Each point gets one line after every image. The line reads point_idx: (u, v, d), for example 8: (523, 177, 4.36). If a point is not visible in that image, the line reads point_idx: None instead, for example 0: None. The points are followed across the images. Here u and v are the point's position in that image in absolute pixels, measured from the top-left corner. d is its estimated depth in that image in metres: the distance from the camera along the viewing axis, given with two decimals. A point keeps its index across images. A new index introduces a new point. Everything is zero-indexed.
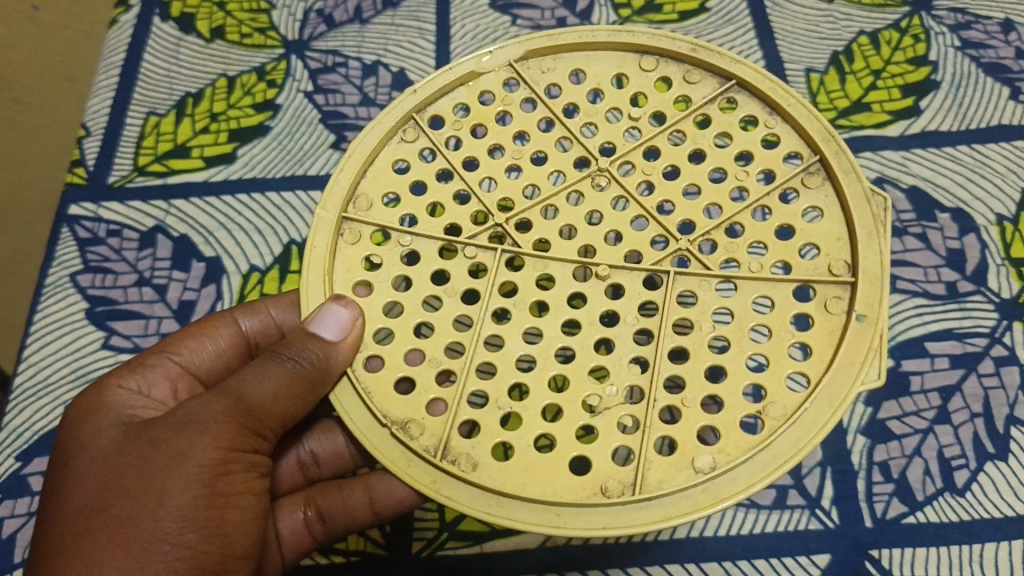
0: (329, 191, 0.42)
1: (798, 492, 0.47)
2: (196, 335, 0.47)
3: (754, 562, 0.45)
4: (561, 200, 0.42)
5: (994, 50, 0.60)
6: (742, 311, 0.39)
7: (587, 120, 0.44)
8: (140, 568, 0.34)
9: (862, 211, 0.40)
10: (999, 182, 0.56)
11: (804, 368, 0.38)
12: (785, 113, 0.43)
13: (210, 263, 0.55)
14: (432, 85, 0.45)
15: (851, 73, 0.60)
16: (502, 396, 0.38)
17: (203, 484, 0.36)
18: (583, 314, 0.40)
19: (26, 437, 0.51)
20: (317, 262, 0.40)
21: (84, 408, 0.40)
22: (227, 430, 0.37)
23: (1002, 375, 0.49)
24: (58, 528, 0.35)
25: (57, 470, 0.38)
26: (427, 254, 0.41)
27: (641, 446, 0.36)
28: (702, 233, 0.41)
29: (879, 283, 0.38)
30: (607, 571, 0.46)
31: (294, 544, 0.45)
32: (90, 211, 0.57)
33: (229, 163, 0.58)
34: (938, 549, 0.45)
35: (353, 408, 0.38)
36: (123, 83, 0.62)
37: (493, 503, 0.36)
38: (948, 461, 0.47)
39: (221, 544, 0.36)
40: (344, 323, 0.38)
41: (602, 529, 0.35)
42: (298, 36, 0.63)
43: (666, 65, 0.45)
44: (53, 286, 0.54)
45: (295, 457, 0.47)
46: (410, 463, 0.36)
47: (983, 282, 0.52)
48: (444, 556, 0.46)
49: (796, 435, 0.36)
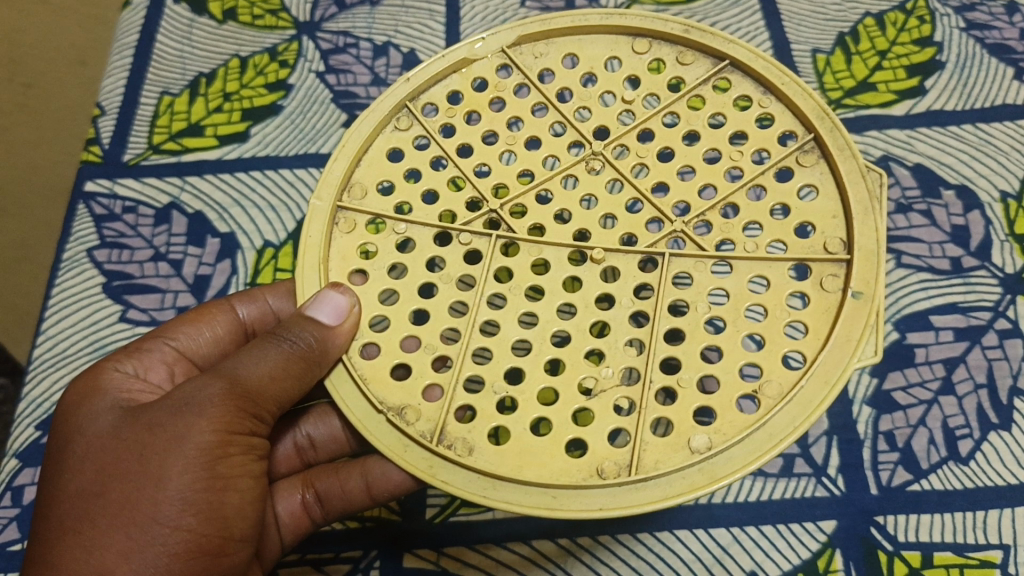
0: (324, 180, 0.43)
1: (804, 460, 0.47)
2: (193, 322, 0.47)
3: (761, 528, 0.46)
4: (556, 184, 0.43)
5: (998, 31, 0.61)
6: (737, 291, 0.40)
7: (581, 104, 0.45)
8: (140, 552, 0.35)
9: (857, 186, 0.40)
10: (1003, 160, 0.56)
11: (800, 346, 0.38)
12: (779, 93, 0.43)
13: (224, 239, 0.56)
14: (424, 73, 0.45)
15: (857, 53, 0.60)
16: (498, 380, 0.39)
17: (201, 467, 0.36)
18: (579, 298, 0.40)
19: (45, 407, 0.52)
20: (312, 252, 0.41)
21: (82, 392, 0.41)
22: (225, 413, 0.37)
23: (1005, 348, 0.50)
24: (59, 512, 0.36)
25: (57, 453, 0.38)
26: (421, 242, 0.42)
27: (637, 428, 0.37)
28: (697, 214, 0.41)
29: (875, 260, 0.39)
30: (618, 536, 0.47)
31: (293, 527, 0.45)
32: (105, 187, 0.58)
33: (242, 141, 0.59)
34: (942, 515, 0.46)
35: (348, 394, 0.39)
36: (137, 64, 0.62)
37: (488, 486, 0.36)
38: (952, 431, 0.48)
39: (221, 527, 0.37)
40: (342, 308, 0.39)
41: (598, 511, 0.36)
42: (309, 17, 0.64)
43: (660, 47, 0.46)
44: (70, 261, 0.55)
45: (292, 441, 0.47)
46: (407, 449, 0.37)
47: (987, 257, 0.53)
48: (456, 522, 0.47)
49: (792, 413, 0.37)
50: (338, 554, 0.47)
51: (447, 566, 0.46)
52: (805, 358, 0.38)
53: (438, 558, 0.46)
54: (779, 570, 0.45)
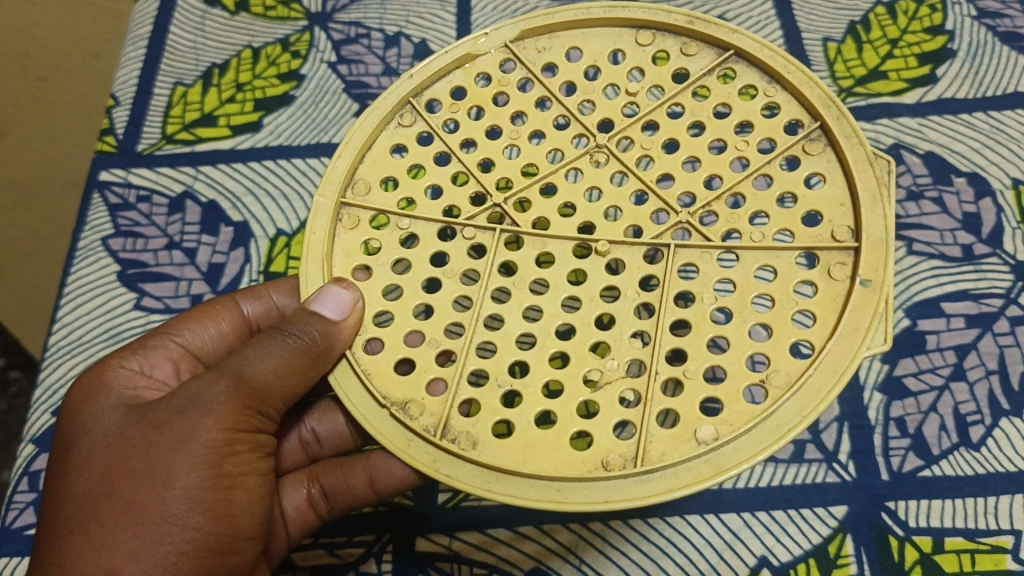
0: (327, 177, 0.43)
1: (815, 446, 0.47)
2: (198, 319, 0.47)
3: (771, 513, 0.46)
4: (560, 178, 0.43)
5: (1011, 19, 0.61)
6: (744, 282, 0.40)
7: (585, 98, 0.45)
8: (148, 551, 0.35)
9: (865, 174, 0.40)
10: (1015, 147, 0.56)
11: (808, 335, 0.38)
12: (786, 83, 0.43)
13: (238, 227, 0.56)
14: (427, 69, 0.46)
15: (868, 42, 0.60)
16: (502, 373, 0.39)
17: (208, 465, 0.36)
18: (584, 291, 0.40)
19: (61, 393, 0.52)
20: (315, 249, 0.42)
21: (86, 390, 0.41)
22: (231, 411, 0.37)
23: (1017, 334, 0.50)
24: (66, 511, 0.36)
25: (61, 453, 0.38)
26: (425, 237, 0.42)
27: (642, 420, 0.37)
28: (703, 205, 0.41)
29: (884, 248, 0.39)
30: (629, 520, 0.47)
31: (299, 522, 0.45)
32: (119, 176, 0.59)
33: (255, 130, 0.60)
34: (953, 501, 0.46)
35: (352, 390, 0.39)
36: (150, 55, 0.63)
37: (492, 480, 0.36)
38: (963, 417, 0.48)
39: (229, 525, 0.37)
40: (345, 304, 0.39)
41: (602, 504, 0.35)
42: (321, 8, 0.64)
43: (664, 39, 0.46)
44: (86, 249, 0.56)
45: (297, 437, 0.47)
46: (409, 443, 0.37)
47: (999, 245, 0.53)
48: (468, 507, 0.47)
49: (800, 403, 0.36)
50: (352, 538, 0.47)
51: (460, 549, 0.46)
52: (813, 347, 0.38)
53: (451, 542, 0.46)
54: (790, 555, 0.45)
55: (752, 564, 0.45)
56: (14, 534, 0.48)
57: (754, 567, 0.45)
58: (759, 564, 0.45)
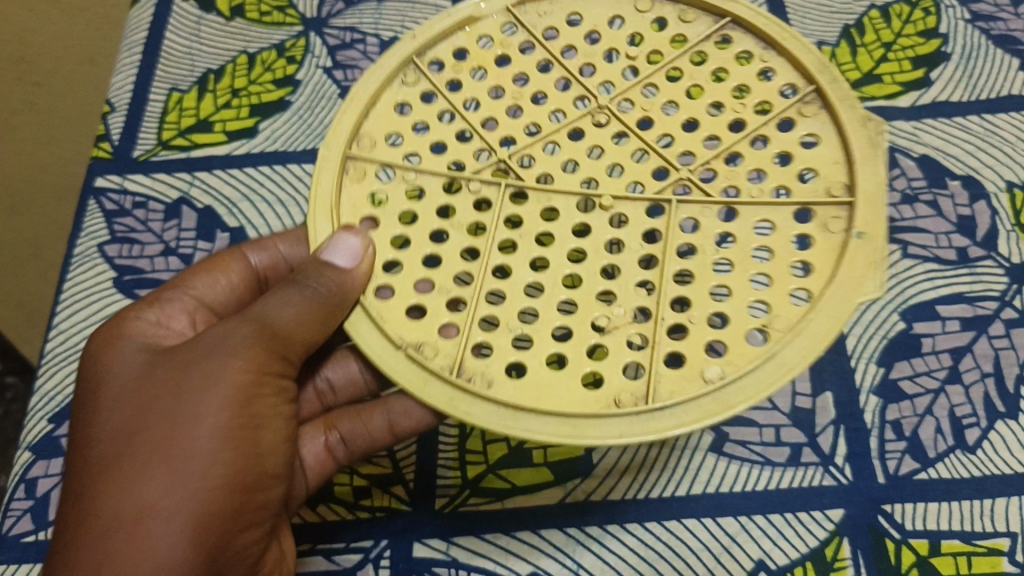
0: (331, 133, 0.43)
1: (811, 449, 0.47)
2: (208, 271, 0.47)
3: (769, 517, 0.46)
4: (562, 136, 0.43)
5: (1004, 22, 0.61)
6: (743, 235, 0.40)
7: (586, 61, 0.45)
8: (183, 484, 0.35)
9: (860, 132, 0.41)
10: (1009, 150, 0.56)
11: (808, 283, 0.38)
12: (781, 46, 0.44)
13: (234, 233, 0.56)
14: (430, 30, 0.46)
15: (862, 45, 0.61)
16: (512, 321, 0.39)
17: (235, 405, 0.37)
18: (589, 245, 0.40)
19: (58, 400, 0.51)
20: (323, 198, 0.41)
21: (105, 340, 0.41)
22: (254, 356, 0.38)
23: (1012, 336, 0.50)
24: (98, 450, 0.36)
25: (87, 400, 0.39)
26: (431, 190, 0.42)
27: (652, 360, 0.37)
28: (703, 163, 0.41)
29: (880, 200, 0.39)
30: (626, 524, 0.46)
31: (319, 470, 0.45)
32: (115, 183, 0.58)
33: (251, 136, 0.60)
34: (949, 504, 0.46)
35: (366, 331, 0.39)
36: (146, 61, 0.63)
37: (510, 418, 0.36)
38: (959, 420, 0.48)
39: (256, 463, 0.38)
40: (356, 251, 0.38)
41: (617, 438, 0.35)
42: (316, 13, 0.64)
43: (662, 6, 0.46)
44: (81, 256, 0.56)
45: (312, 388, 0.48)
46: (426, 383, 0.37)
47: (993, 247, 0.53)
48: (466, 513, 0.46)
49: (807, 344, 0.37)
50: (349, 543, 0.46)
51: (457, 554, 0.45)
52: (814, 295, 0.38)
53: (448, 548, 0.46)
54: (787, 559, 0.45)
55: (749, 567, 0.45)
56: (11, 541, 0.47)
57: (752, 571, 0.45)
58: (757, 567, 0.45)
